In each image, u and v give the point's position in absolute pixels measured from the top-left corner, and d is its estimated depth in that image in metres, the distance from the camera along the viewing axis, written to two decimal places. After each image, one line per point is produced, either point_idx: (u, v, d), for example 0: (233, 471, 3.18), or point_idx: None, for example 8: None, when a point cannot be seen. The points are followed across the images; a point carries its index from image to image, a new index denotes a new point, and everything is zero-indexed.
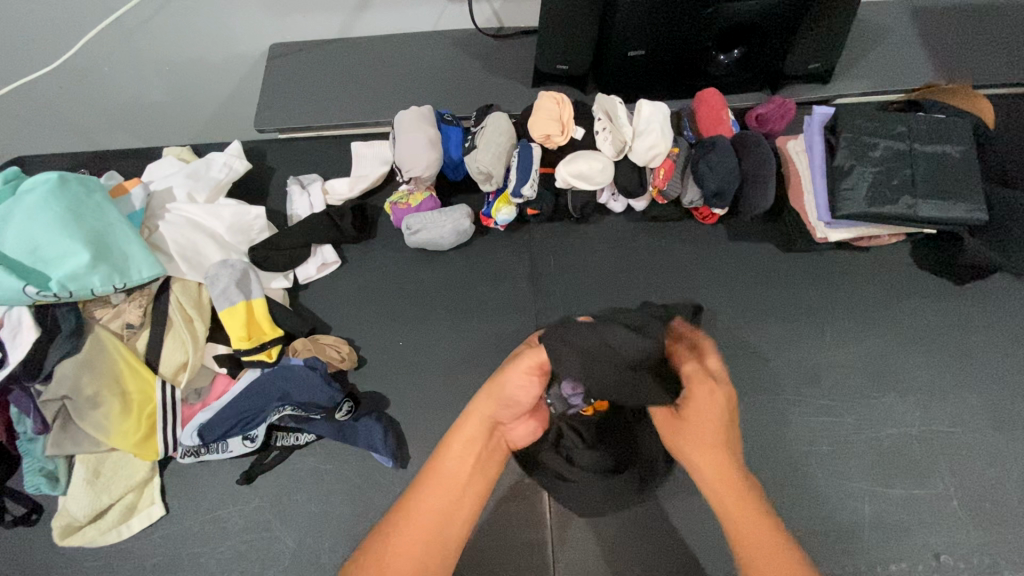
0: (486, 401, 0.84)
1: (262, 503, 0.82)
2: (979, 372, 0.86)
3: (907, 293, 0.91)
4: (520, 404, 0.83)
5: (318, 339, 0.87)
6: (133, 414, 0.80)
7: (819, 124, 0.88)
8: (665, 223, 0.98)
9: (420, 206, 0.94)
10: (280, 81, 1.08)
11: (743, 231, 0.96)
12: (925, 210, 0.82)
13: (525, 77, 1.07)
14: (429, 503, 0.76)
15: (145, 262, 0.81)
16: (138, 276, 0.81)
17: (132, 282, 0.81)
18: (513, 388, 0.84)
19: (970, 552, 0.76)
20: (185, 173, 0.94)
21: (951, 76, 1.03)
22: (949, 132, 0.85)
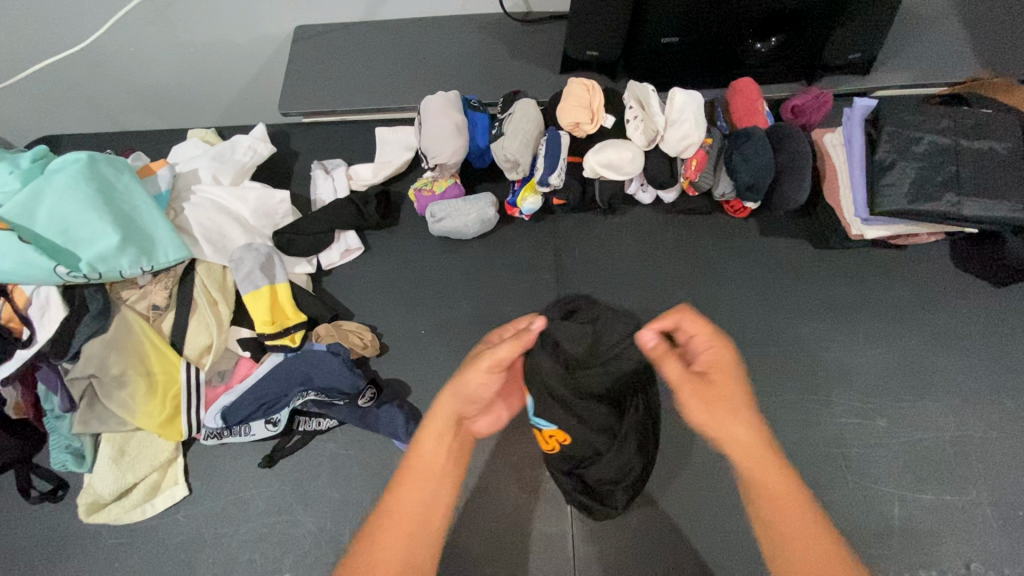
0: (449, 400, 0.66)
1: (283, 487, 0.82)
2: (1017, 376, 0.83)
3: (944, 294, 0.88)
4: (483, 399, 0.68)
5: (341, 325, 0.87)
6: (158, 395, 0.81)
7: (859, 117, 0.86)
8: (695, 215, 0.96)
9: (444, 193, 0.93)
10: (304, 65, 1.07)
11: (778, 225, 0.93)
12: (969, 208, 0.79)
13: (553, 65, 1.05)
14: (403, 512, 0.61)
15: (171, 245, 0.82)
16: (164, 258, 0.81)
17: (158, 264, 0.81)
18: (471, 379, 0.66)
19: (1002, 561, 0.74)
20: (210, 156, 0.94)
21: (998, 70, 0.99)
22: (995, 128, 0.82)
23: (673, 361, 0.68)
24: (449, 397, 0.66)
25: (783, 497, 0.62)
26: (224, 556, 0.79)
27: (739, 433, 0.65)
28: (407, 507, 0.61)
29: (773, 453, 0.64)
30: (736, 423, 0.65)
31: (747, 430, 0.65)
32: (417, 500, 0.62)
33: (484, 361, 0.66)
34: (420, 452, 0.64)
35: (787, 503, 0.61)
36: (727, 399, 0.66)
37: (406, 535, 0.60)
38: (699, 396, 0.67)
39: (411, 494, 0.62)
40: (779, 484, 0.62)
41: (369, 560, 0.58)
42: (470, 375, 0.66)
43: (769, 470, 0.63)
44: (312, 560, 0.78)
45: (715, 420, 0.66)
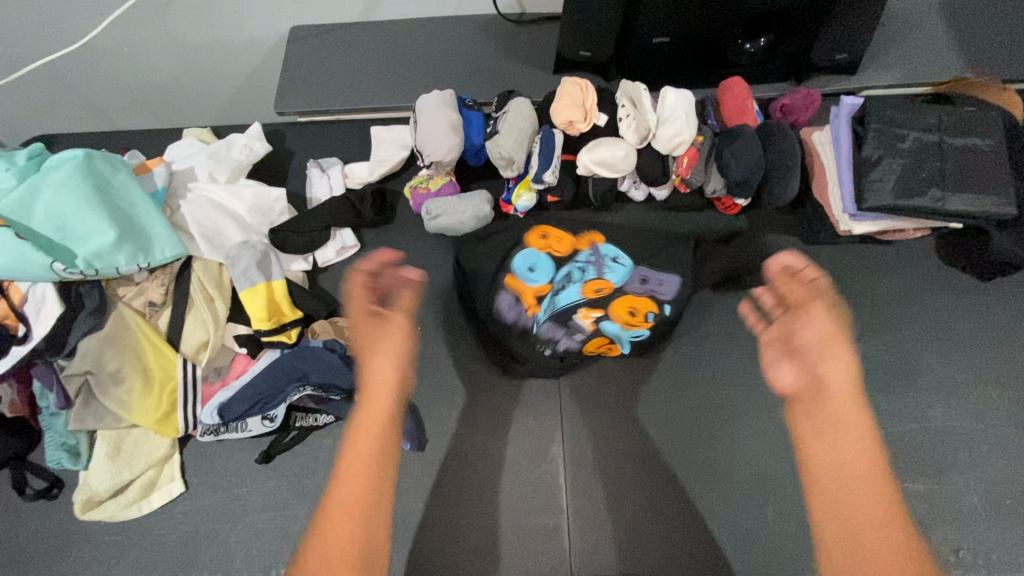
0: (381, 371, 0.75)
1: (279, 482, 0.82)
2: (1002, 368, 0.85)
3: (931, 288, 0.90)
4: (386, 384, 0.74)
5: (337, 322, 0.89)
6: (155, 391, 0.81)
7: (846, 115, 0.87)
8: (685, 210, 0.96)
9: (440, 191, 0.94)
10: (300, 64, 1.08)
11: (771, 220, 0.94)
12: (954, 203, 0.81)
13: (547, 64, 1.07)
14: (345, 491, 0.67)
15: (168, 241, 0.82)
16: (161, 255, 0.81)
17: (155, 260, 0.81)
18: (376, 373, 0.74)
19: (989, 548, 0.75)
20: (206, 154, 0.95)
21: (980, 70, 1.01)
22: (978, 125, 0.84)
23: (794, 284, 0.82)
24: (376, 390, 0.73)
25: (856, 499, 0.63)
26: (220, 552, 0.79)
27: (839, 372, 0.72)
28: (341, 525, 0.64)
29: (859, 399, 0.71)
30: (843, 363, 0.73)
31: (857, 413, 0.69)
32: (346, 492, 0.67)
33: (394, 331, 0.78)
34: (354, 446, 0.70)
35: (850, 511, 0.63)
36: (835, 332, 0.75)
37: (355, 556, 0.62)
38: (830, 325, 0.75)
39: (350, 486, 0.67)
40: (861, 488, 0.64)
41: (322, 556, 0.62)
42: (382, 356, 0.76)
43: (850, 441, 0.67)
44: None
45: (817, 357, 0.73)
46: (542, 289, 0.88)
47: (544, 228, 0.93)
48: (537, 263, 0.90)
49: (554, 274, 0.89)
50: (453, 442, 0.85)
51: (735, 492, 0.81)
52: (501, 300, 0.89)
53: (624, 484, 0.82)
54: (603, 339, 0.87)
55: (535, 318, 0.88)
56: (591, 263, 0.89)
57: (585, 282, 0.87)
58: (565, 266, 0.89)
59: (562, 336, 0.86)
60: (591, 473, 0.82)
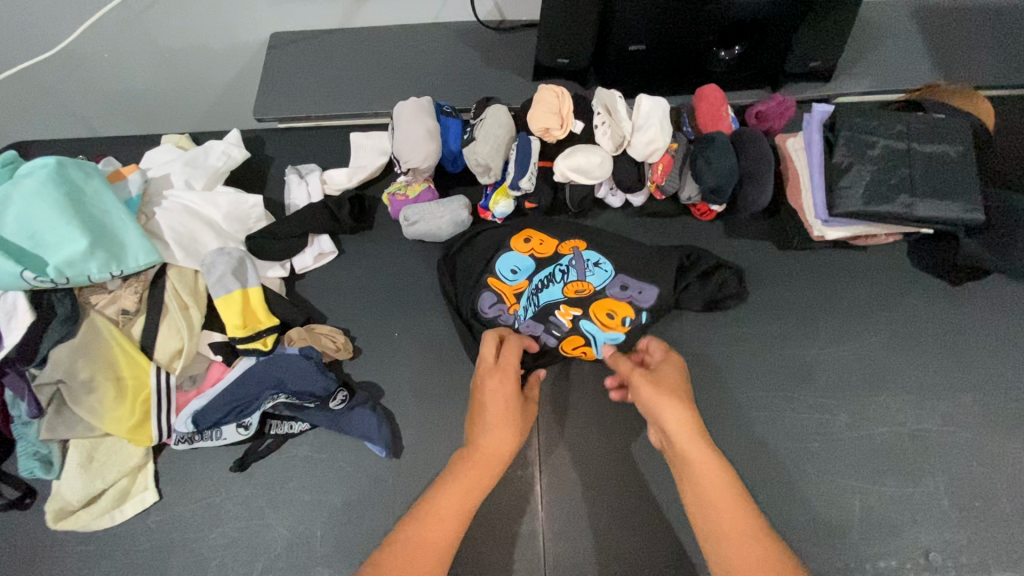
0: (497, 383, 0.71)
1: (255, 490, 0.82)
2: (972, 371, 0.86)
3: (903, 293, 0.91)
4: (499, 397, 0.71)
5: (313, 328, 0.87)
6: (128, 399, 0.80)
7: (818, 122, 0.88)
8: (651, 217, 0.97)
9: (418, 197, 0.94)
10: (280, 71, 1.08)
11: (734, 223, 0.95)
12: (922, 209, 0.82)
13: (526, 71, 1.07)
14: (451, 495, 0.64)
15: (141, 249, 0.82)
16: (134, 262, 0.81)
17: (128, 268, 0.81)
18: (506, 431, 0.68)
19: (959, 550, 0.76)
20: (183, 161, 0.94)
21: (951, 77, 1.03)
22: (946, 132, 0.85)
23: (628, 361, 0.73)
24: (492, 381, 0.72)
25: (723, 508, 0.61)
26: (194, 561, 0.78)
27: (681, 432, 0.64)
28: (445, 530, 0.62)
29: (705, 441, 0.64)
30: (676, 413, 0.65)
31: (704, 454, 0.63)
32: (459, 500, 0.64)
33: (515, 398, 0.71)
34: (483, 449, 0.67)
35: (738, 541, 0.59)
36: (675, 395, 0.67)
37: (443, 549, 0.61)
38: (658, 388, 0.67)
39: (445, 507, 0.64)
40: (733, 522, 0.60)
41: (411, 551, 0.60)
42: (506, 434, 0.68)
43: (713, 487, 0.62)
44: (284, 563, 0.78)
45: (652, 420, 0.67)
46: (522, 287, 0.91)
47: (527, 232, 0.96)
48: (520, 264, 0.93)
49: (536, 273, 0.92)
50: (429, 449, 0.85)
51: None
52: (484, 299, 0.91)
53: (600, 490, 0.82)
54: (581, 339, 0.88)
55: (516, 316, 0.90)
56: (573, 266, 0.92)
57: (567, 283, 0.91)
58: (547, 267, 0.93)
59: (544, 331, 0.88)
60: (567, 478, 0.83)
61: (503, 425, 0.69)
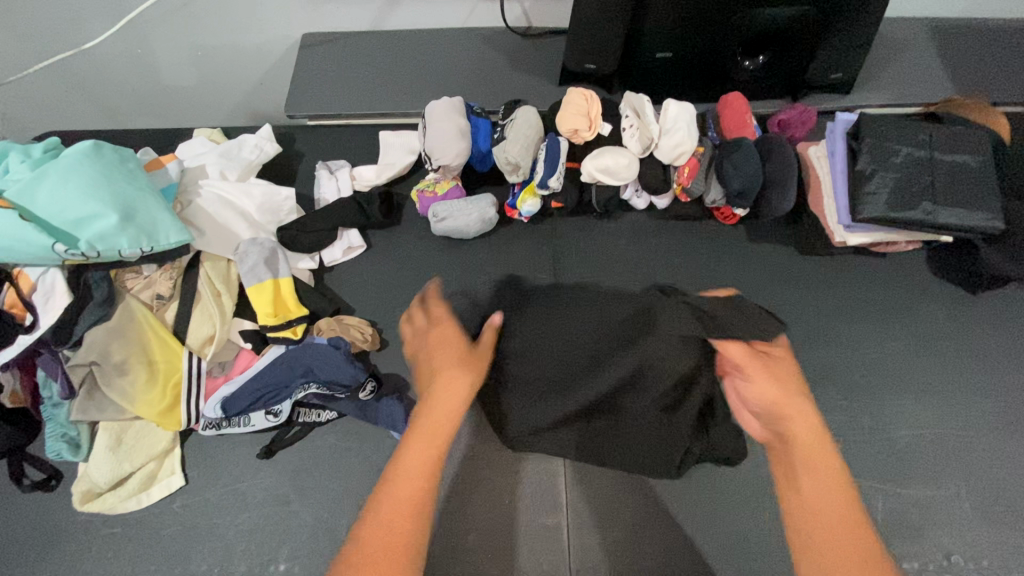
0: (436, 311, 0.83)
1: (280, 478, 0.82)
2: (991, 378, 0.87)
3: (922, 299, 0.93)
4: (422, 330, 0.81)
5: (343, 319, 0.89)
6: (158, 383, 0.81)
7: (842, 131, 0.90)
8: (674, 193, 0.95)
9: (446, 195, 0.96)
10: (312, 70, 1.11)
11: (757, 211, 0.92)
12: (944, 216, 0.84)
13: (552, 77, 1.10)
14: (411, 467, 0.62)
15: (173, 227, 0.82)
16: (165, 240, 0.81)
17: (159, 246, 0.81)
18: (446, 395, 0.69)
19: (982, 554, 0.77)
20: (218, 153, 0.97)
21: (966, 91, 1.06)
22: (966, 143, 0.88)
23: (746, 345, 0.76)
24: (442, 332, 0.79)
25: (827, 500, 0.60)
26: (220, 546, 0.79)
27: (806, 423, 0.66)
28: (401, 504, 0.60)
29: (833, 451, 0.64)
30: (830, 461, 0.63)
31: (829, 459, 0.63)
32: (415, 458, 0.63)
33: (465, 377, 0.71)
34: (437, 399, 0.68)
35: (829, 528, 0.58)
36: (786, 384, 0.71)
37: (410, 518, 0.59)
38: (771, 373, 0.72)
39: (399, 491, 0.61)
40: (832, 500, 0.60)
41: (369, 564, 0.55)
42: (445, 399, 0.68)
43: (817, 484, 0.61)
44: (308, 551, 0.78)
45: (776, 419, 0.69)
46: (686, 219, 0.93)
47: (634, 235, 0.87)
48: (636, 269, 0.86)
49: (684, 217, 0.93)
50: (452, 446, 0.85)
51: (734, 494, 0.82)
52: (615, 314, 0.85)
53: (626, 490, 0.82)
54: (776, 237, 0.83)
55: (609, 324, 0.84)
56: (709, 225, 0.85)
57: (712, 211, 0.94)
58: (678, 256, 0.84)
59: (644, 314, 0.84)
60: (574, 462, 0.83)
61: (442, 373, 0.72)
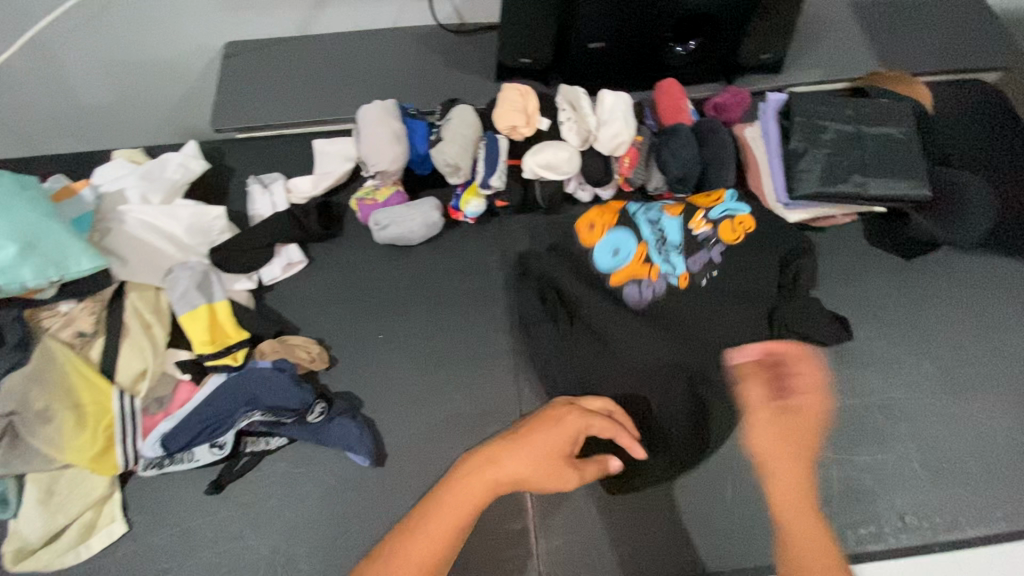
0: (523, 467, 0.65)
1: (232, 512, 0.79)
2: (931, 341, 0.90)
3: (862, 269, 0.95)
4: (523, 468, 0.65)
5: (287, 340, 0.85)
6: (88, 427, 0.76)
7: (773, 110, 0.92)
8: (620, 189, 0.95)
9: (388, 201, 0.93)
10: (238, 81, 1.07)
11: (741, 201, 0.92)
12: (874, 188, 0.86)
13: (489, 73, 1.08)
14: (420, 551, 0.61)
15: (83, 252, 0.76)
16: (76, 267, 0.76)
17: (69, 273, 0.76)
18: (473, 490, 0.63)
19: (932, 511, 0.80)
20: (138, 175, 0.91)
21: (889, 65, 1.10)
22: (891, 116, 0.90)
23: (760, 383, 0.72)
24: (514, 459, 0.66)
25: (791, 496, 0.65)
26: None
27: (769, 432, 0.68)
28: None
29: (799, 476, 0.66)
30: (788, 467, 0.67)
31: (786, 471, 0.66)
32: (451, 523, 0.62)
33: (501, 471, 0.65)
34: (450, 490, 0.64)
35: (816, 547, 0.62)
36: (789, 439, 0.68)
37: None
38: (779, 425, 0.68)
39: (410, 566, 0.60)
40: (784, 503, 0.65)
41: None
42: (517, 467, 0.65)
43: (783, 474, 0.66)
44: None
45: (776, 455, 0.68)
46: (643, 252, 0.89)
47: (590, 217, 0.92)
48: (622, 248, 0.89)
49: (639, 235, 0.90)
50: (412, 460, 0.82)
51: (702, 481, 0.81)
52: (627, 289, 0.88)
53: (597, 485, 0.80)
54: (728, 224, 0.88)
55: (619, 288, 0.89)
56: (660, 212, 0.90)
57: (664, 212, 0.90)
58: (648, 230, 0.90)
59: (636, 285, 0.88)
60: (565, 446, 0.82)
61: (521, 455, 0.66)
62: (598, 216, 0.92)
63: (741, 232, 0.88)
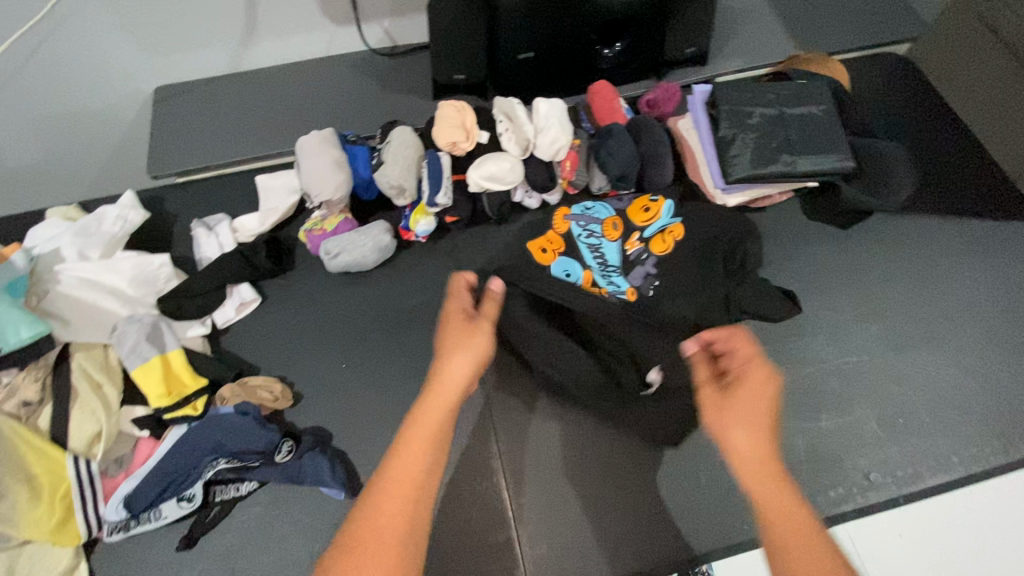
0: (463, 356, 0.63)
1: (208, 565, 0.76)
2: (875, 303, 0.95)
3: (804, 243, 0.99)
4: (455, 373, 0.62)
5: (247, 381, 0.83)
6: (43, 499, 0.73)
7: (700, 101, 0.96)
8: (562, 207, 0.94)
9: (336, 229, 0.92)
10: (172, 125, 1.05)
11: (680, 210, 0.93)
12: (803, 164, 0.90)
13: (426, 92, 1.09)
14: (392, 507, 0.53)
15: (21, 322, 0.76)
16: (15, 337, 0.75)
17: (9, 344, 0.75)
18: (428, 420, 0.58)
19: (895, 466, 0.83)
20: (73, 232, 0.88)
21: (805, 47, 1.16)
22: (810, 96, 0.95)
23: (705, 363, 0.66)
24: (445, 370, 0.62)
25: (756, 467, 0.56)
26: None
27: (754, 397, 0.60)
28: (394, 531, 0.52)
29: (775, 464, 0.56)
30: (748, 432, 0.58)
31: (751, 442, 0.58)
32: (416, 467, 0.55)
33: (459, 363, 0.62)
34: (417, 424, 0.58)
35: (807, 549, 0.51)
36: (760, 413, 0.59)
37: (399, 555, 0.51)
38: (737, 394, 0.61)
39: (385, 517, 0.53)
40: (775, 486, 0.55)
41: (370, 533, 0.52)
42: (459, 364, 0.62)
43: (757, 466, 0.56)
44: None
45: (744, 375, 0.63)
46: (589, 277, 0.88)
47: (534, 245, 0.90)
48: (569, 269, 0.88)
49: (582, 260, 0.89)
50: None
51: (676, 467, 0.83)
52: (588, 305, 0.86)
53: (577, 487, 0.82)
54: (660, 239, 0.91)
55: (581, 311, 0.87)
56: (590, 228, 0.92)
57: (603, 234, 0.91)
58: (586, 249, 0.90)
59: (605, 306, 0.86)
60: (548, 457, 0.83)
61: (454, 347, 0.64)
62: (540, 242, 0.91)
63: (673, 242, 0.90)
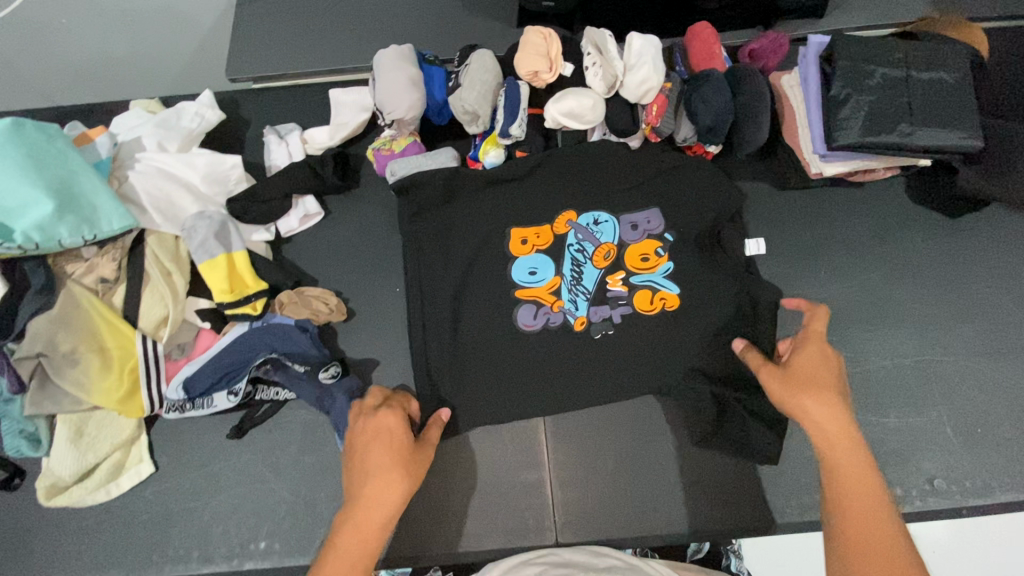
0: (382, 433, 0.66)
1: (254, 455, 0.81)
2: (973, 303, 0.86)
3: (902, 227, 0.90)
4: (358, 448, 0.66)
5: (304, 292, 0.84)
6: (114, 370, 0.77)
7: (814, 54, 0.85)
8: (575, 206, 0.87)
9: (404, 151, 0.91)
10: (255, 29, 1.04)
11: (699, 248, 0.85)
12: (921, 137, 0.80)
13: (511, 17, 1.03)
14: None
15: (116, 213, 0.78)
16: (109, 227, 0.77)
17: (102, 234, 0.77)
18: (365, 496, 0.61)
19: (963, 476, 0.78)
20: (154, 122, 0.90)
21: (943, 7, 1.01)
22: (944, 61, 0.84)
23: None
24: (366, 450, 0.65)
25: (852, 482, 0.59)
26: (195, 530, 0.78)
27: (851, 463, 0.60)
28: None
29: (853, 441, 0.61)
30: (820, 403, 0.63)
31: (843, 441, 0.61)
32: (361, 547, 0.59)
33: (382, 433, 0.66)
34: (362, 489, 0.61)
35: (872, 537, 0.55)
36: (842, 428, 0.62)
37: None
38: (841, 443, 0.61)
39: None
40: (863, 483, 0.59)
41: None
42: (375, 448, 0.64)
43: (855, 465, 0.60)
44: (289, 527, 0.78)
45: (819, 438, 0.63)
46: (556, 284, 0.83)
47: (519, 232, 0.86)
48: (536, 266, 0.84)
49: (559, 266, 0.84)
50: None
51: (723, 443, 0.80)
52: (523, 312, 0.82)
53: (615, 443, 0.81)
54: (648, 292, 0.82)
55: (565, 312, 0.82)
56: (583, 240, 0.85)
57: (590, 257, 0.84)
58: (564, 257, 0.84)
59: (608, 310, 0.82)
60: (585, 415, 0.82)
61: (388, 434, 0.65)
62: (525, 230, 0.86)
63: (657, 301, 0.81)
